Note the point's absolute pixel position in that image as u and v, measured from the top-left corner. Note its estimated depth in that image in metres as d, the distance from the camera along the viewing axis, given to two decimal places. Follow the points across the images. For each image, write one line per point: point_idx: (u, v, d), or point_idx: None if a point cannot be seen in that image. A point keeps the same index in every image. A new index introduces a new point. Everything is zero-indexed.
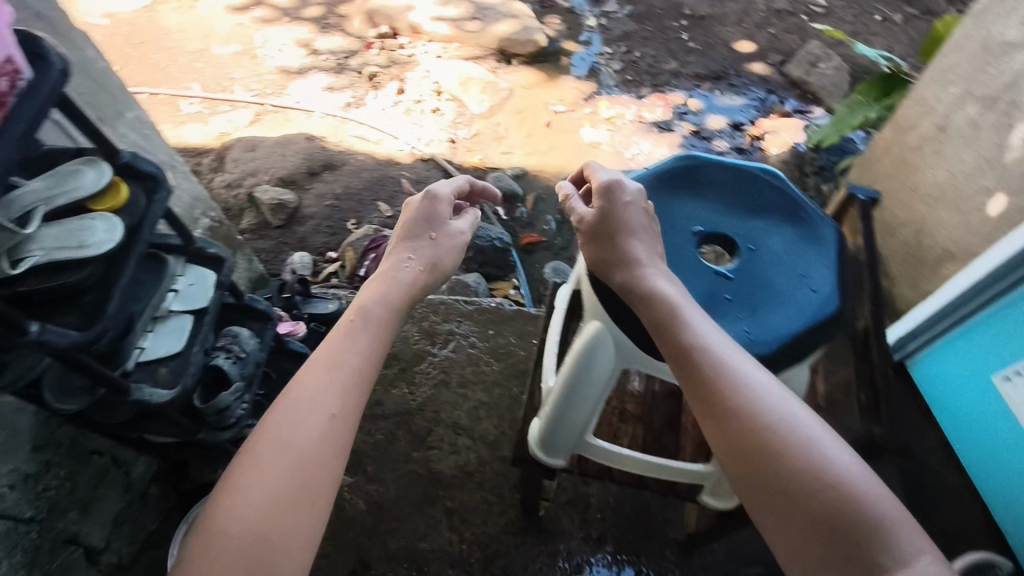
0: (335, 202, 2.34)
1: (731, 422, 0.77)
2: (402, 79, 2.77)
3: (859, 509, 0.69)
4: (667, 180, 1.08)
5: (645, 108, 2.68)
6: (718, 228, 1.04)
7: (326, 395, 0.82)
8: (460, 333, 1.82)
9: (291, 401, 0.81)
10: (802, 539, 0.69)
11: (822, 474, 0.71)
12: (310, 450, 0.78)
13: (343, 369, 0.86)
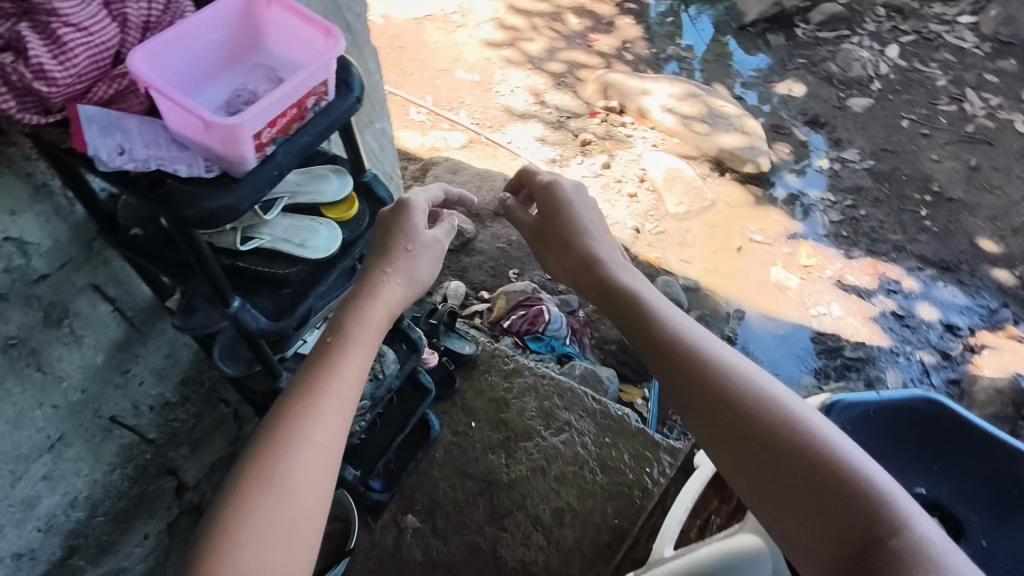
0: (507, 247, 2.41)
1: (722, 402, 0.81)
2: (612, 155, 2.79)
3: (858, 490, 0.72)
4: (883, 428, 1.17)
5: (852, 271, 2.47)
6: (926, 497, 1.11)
7: (313, 433, 0.76)
8: (576, 429, 1.71)
9: (278, 449, 0.74)
10: (802, 515, 0.74)
11: (808, 450, 0.76)
12: (303, 499, 0.73)
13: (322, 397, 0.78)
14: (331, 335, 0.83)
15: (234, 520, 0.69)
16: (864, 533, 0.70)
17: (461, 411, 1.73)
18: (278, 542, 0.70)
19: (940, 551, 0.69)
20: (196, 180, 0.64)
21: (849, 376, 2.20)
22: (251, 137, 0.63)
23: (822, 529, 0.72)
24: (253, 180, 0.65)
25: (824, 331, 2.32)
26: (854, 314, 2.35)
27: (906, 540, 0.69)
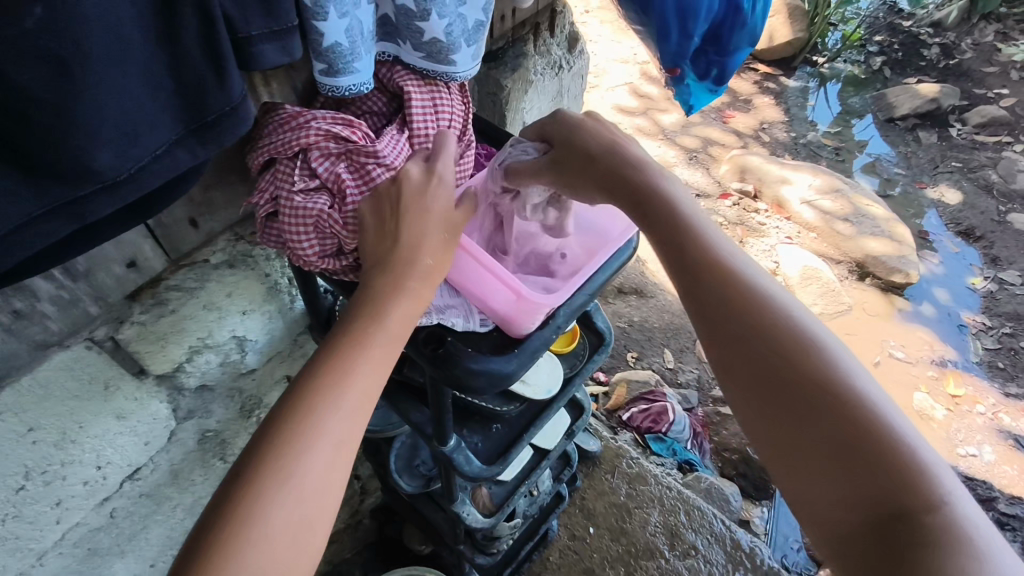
0: (627, 327, 2.33)
1: (744, 321, 0.55)
2: (742, 241, 2.66)
3: (893, 441, 0.47)
4: None
5: (1008, 410, 2.24)
6: None
7: (321, 425, 0.49)
8: (703, 555, 1.56)
9: (281, 451, 0.47)
10: (809, 462, 0.49)
11: (840, 396, 0.50)
12: (310, 529, 0.46)
13: (337, 372, 0.51)
14: (364, 314, 0.55)
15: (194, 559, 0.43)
16: (897, 501, 0.45)
17: (579, 513, 1.62)
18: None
19: (1004, 548, 0.43)
20: (471, 335, 0.63)
21: (1000, 536, 1.92)
22: (543, 310, 0.61)
23: (843, 494, 0.47)
24: (531, 344, 0.61)
25: (973, 475, 2.06)
26: (1009, 462, 2.09)
27: (953, 520, 0.43)
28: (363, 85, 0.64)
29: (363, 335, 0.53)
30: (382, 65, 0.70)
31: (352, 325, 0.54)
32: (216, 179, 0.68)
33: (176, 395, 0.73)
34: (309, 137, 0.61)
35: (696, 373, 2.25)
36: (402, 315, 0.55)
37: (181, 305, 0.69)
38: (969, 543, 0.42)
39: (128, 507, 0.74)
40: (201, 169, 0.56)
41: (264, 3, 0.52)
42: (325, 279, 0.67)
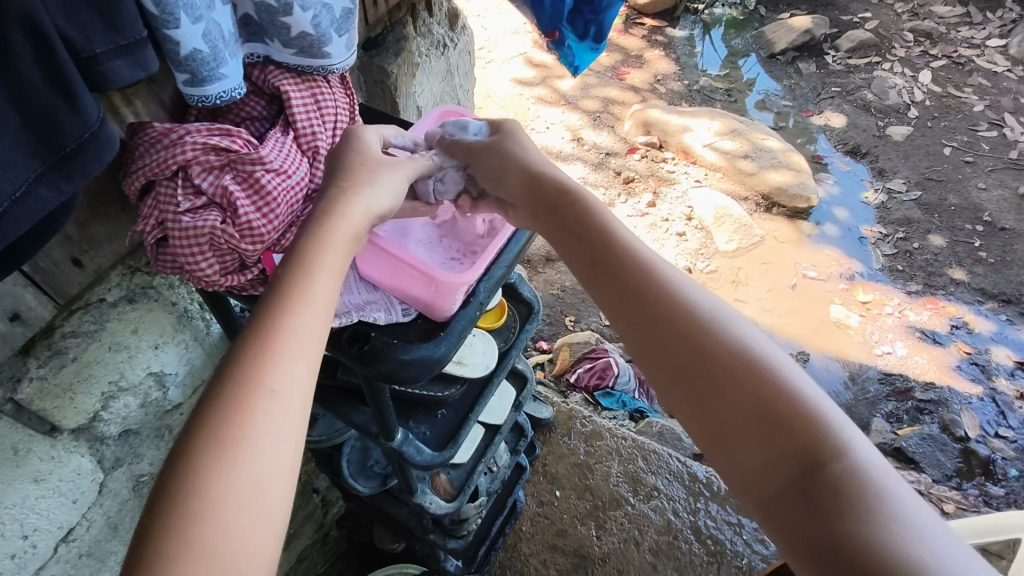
0: (560, 294, 2.37)
1: (657, 309, 0.59)
2: (657, 192, 2.76)
3: (799, 399, 0.51)
4: None
5: (912, 307, 2.43)
6: None
7: (269, 402, 0.47)
8: (665, 493, 1.65)
9: (231, 410, 0.46)
10: (735, 429, 0.51)
11: (750, 364, 0.54)
12: (269, 491, 0.45)
13: (277, 348, 0.50)
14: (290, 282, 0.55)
15: (154, 525, 0.41)
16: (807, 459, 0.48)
17: (543, 479, 1.65)
18: (223, 563, 0.41)
19: (904, 487, 0.47)
20: (395, 327, 0.63)
21: (921, 420, 2.11)
22: (462, 287, 0.62)
23: (766, 456, 0.49)
24: (457, 325, 0.62)
25: (890, 370, 2.25)
26: (919, 353, 2.29)
27: (859, 467, 0.47)
28: (234, 90, 0.62)
29: (291, 301, 0.53)
30: (253, 66, 0.67)
31: (280, 293, 0.54)
32: (93, 212, 0.64)
33: (97, 446, 0.70)
34: (186, 153, 0.58)
35: None
36: (326, 288, 0.56)
37: (83, 352, 0.65)
38: (875, 488, 0.45)
39: (68, 571, 0.70)
40: (72, 206, 0.53)
41: (104, 17, 0.49)
42: (235, 296, 0.65)
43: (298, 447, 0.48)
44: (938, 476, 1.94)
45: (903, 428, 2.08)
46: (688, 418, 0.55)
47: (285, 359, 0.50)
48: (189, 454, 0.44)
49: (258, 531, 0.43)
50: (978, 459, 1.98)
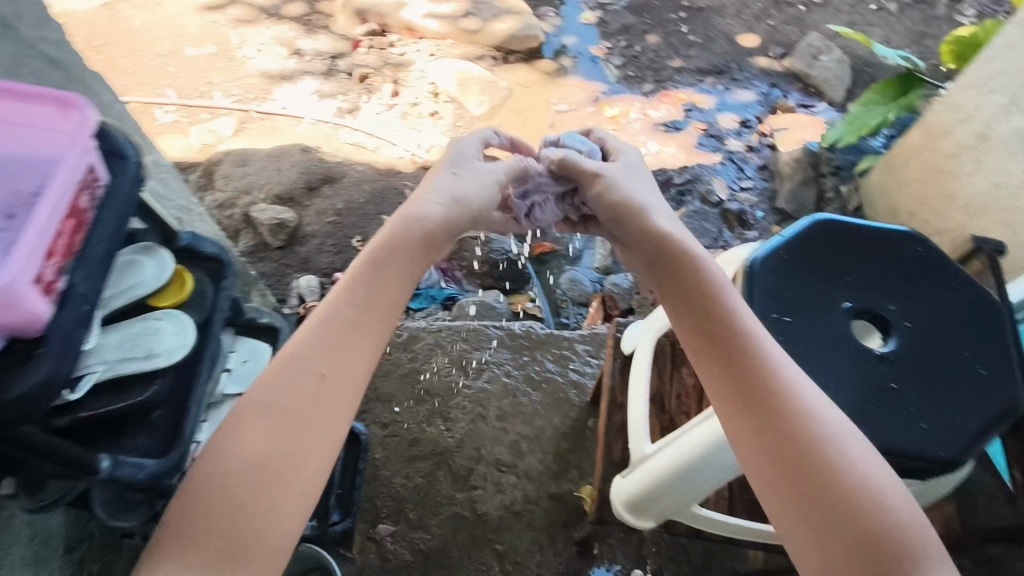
0: (337, 219, 2.23)
1: (742, 369, 0.75)
2: (397, 80, 2.67)
3: (856, 474, 0.67)
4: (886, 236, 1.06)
5: (651, 106, 2.63)
6: (910, 272, 1.04)
7: (249, 434, 0.70)
8: (493, 362, 1.72)
9: (240, 459, 0.69)
10: (798, 490, 0.67)
11: (837, 443, 0.69)
12: (271, 514, 0.67)
13: (284, 412, 0.72)
14: (325, 360, 0.75)
15: (197, 524, 0.65)
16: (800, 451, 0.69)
17: (380, 403, 1.65)
18: (246, 544, 0.65)
19: (936, 546, 0.64)
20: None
21: (685, 201, 2.38)
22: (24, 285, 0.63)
23: (824, 519, 0.65)
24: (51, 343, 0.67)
25: (651, 170, 2.46)
26: (667, 144, 2.52)
27: (912, 540, 0.63)
28: None
29: (324, 377, 0.74)
30: None
31: (307, 377, 0.74)
32: None
33: None
34: None
35: None
36: (353, 367, 0.76)
37: None
38: (922, 556, 0.62)
39: None
40: None
41: None
42: None
43: (298, 489, 0.69)
44: (709, 243, 2.24)
45: (674, 214, 2.34)
46: (761, 469, 0.70)
47: (261, 407, 0.72)
48: (185, 483, 0.69)
49: (282, 514, 0.68)
50: (733, 215, 2.30)
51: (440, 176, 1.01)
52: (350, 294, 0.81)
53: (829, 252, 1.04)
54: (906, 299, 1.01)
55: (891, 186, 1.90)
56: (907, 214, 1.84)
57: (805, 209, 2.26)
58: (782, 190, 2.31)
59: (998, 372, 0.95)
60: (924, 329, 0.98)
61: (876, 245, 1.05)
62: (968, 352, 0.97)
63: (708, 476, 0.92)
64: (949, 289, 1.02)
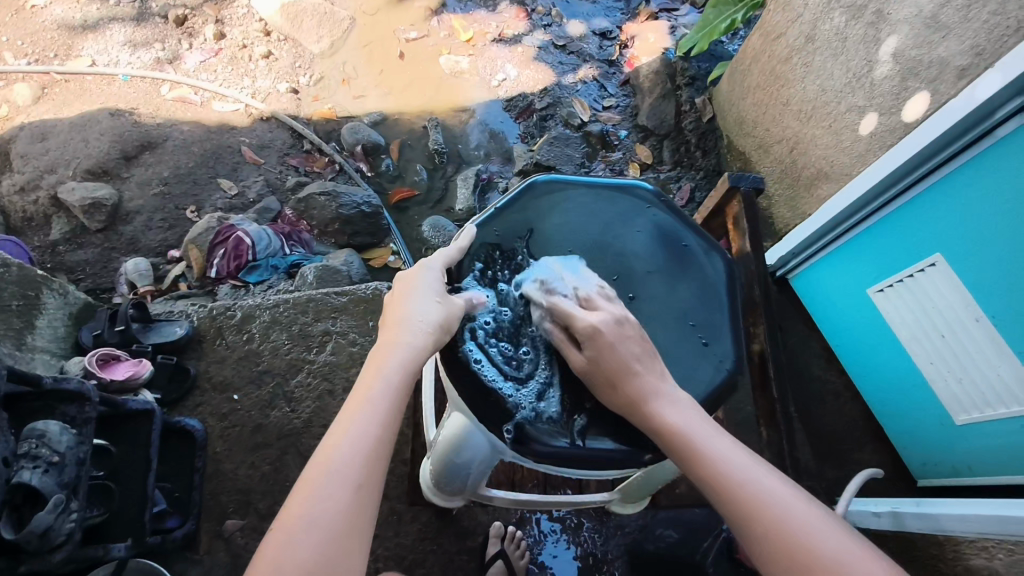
0: (164, 189, 2.02)
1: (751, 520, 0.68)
2: (220, 20, 2.38)
3: None
4: (603, 203, 0.97)
5: (507, 24, 2.46)
6: (628, 238, 0.94)
7: (298, 551, 0.64)
8: (338, 332, 1.62)
9: (319, 549, 0.64)
10: None
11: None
12: None
13: (331, 520, 0.66)
14: (370, 455, 0.70)
15: None
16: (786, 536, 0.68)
17: (216, 392, 1.53)
18: None
19: None
20: None
21: (548, 127, 2.27)
22: None
23: None
24: None
25: (510, 96, 2.33)
26: (526, 67, 2.37)
27: None
28: None
29: (365, 473, 0.68)
30: None
31: (359, 472, 0.68)
32: None
33: None
34: None
35: (261, 179, 2.10)
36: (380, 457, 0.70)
37: None
38: None
39: None
40: None
41: None
42: None
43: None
44: (571, 170, 2.14)
45: (535, 142, 2.24)
46: None
47: (308, 520, 0.65)
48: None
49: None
50: (595, 136, 2.21)
51: (426, 299, 0.80)
52: (340, 461, 0.68)
53: (551, 221, 0.95)
54: (634, 267, 0.93)
55: (738, 94, 1.93)
56: (752, 124, 1.87)
57: (665, 124, 2.17)
58: (643, 106, 2.22)
59: (723, 339, 0.88)
60: (650, 298, 0.91)
61: (604, 207, 0.96)
62: (688, 314, 0.90)
63: (467, 476, 0.89)
64: (667, 246, 0.94)
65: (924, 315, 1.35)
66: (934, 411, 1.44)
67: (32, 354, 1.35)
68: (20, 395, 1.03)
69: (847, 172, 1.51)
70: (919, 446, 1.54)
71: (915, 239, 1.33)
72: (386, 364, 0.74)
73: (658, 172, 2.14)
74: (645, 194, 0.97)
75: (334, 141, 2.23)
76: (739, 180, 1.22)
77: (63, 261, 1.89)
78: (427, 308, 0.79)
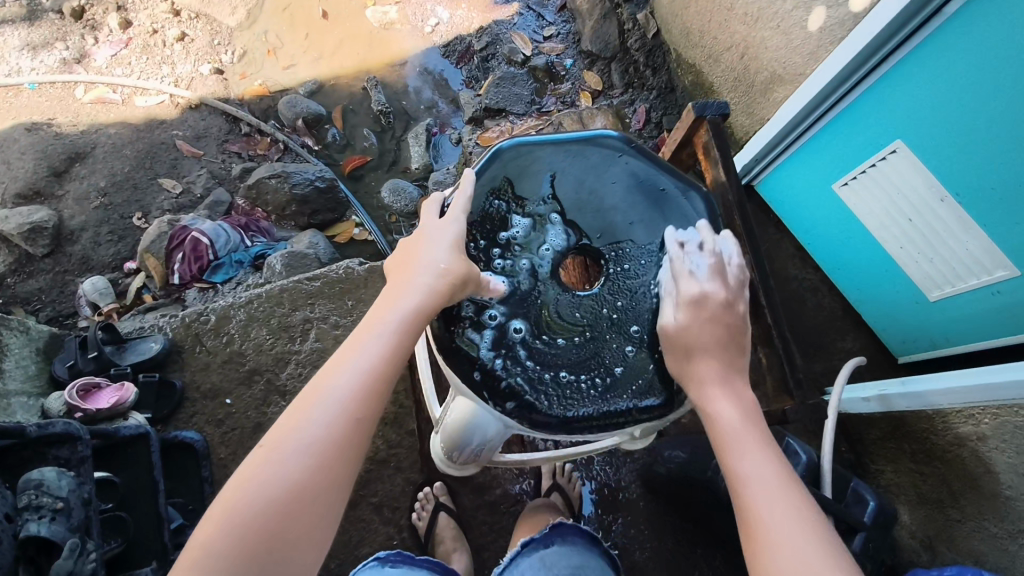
0: (105, 200, 1.92)
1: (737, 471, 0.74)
2: (123, 6, 2.19)
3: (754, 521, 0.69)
4: (571, 161, 0.93)
5: None
6: (602, 196, 0.93)
7: (281, 472, 0.65)
8: (319, 319, 1.59)
9: (299, 475, 0.65)
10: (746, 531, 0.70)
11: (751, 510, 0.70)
12: (303, 536, 0.65)
13: (325, 447, 0.67)
14: (367, 398, 0.70)
15: (244, 534, 0.62)
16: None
17: (207, 400, 1.51)
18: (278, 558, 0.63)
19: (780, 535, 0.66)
20: None
21: (492, 67, 2.18)
22: None
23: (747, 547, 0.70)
24: None
25: (447, 40, 2.22)
26: (458, 7, 2.25)
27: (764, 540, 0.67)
28: None
29: (358, 415, 0.69)
30: None
31: (353, 411, 0.69)
32: None
33: None
34: None
35: (205, 171, 2.00)
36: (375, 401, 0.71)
37: None
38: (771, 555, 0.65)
39: None
40: None
41: None
42: None
43: (327, 518, 0.67)
44: (522, 109, 2.08)
45: (482, 85, 2.15)
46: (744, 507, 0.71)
47: (302, 444, 0.67)
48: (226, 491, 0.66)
49: (305, 564, 0.65)
50: (542, 70, 2.14)
51: (439, 248, 0.81)
52: (336, 396, 0.69)
53: (524, 185, 0.92)
54: (615, 222, 0.94)
55: (680, 3, 1.87)
56: (699, 33, 1.82)
57: (610, 46, 2.11)
58: (585, 30, 2.14)
59: None
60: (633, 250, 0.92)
61: (575, 161, 0.93)
62: None
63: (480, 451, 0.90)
64: (646, 196, 0.93)
65: (889, 201, 1.36)
66: (909, 293, 1.49)
67: (8, 400, 1.31)
68: (9, 447, 1.01)
69: (800, 72, 1.49)
70: (898, 329, 1.59)
71: (875, 130, 1.33)
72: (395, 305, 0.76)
73: (610, 98, 2.09)
74: (613, 142, 0.93)
75: (273, 118, 2.12)
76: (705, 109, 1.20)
77: (15, 293, 1.80)
78: (437, 252, 0.80)
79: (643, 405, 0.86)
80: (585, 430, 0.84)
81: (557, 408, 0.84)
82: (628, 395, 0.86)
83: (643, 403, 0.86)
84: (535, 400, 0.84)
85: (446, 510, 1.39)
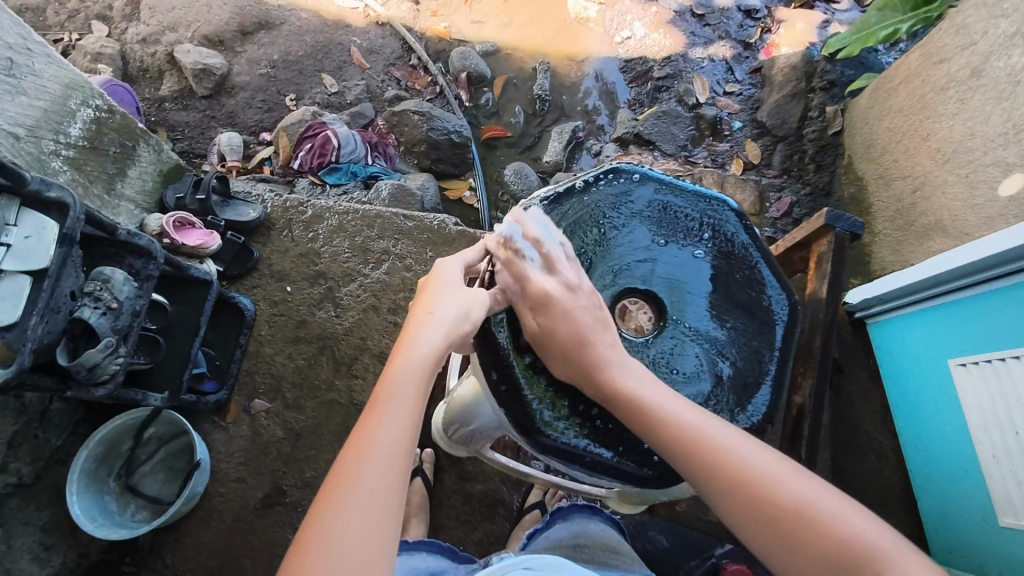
0: (270, 71, 2.06)
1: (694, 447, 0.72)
2: None
3: (764, 489, 0.67)
4: (672, 211, 0.92)
5: None
6: (689, 256, 0.91)
7: (344, 520, 0.59)
8: (397, 254, 1.63)
9: (359, 520, 0.59)
10: (748, 516, 0.67)
11: (747, 479, 0.68)
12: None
13: (361, 527, 0.59)
14: (408, 416, 0.67)
15: None
16: (861, 556, 0.61)
17: (272, 280, 1.60)
18: None
19: (798, 487, 0.67)
20: None
21: (660, 100, 2.14)
22: None
23: (765, 534, 0.66)
24: None
25: (630, 57, 2.21)
26: (655, 30, 2.23)
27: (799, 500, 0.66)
28: None
29: (404, 440, 0.66)
30: None
31: (395, 433, 0.65)
32: None
33: None
34: None
35: (363, 84, 2.10)
36: (414, 420, 0.67)
37: None
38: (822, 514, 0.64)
39: None
40: None
41: None
42: None
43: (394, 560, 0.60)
44: (671, 150, 2.04)
45: (643, 111, 2.13)
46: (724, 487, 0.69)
47: (339, 527, 0.58)
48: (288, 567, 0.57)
49: None
50: (706, 121, 2.08)
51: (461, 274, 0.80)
52: (380, 428, 0.65)
53: (624, 212, 0.92)
54: (692, 284, 0.90)
55: (874, 113, 1.76)
56: (880, 151, 1.71)
57: (785, 125, 2.01)
58: (767, 101, 2.06)
59: (766, 387, 0.87)
60: (693, 316, 0.88)
61: (681, 213, 0.92)
62: (732, 355, 0.88)
63: (475, 437, 0.92)
64: (733, 277, 0.90)
65: (1000, 403, 1.23)
66: (977, 505, 1.33)
67: (119, 202, 1.42)
68: (98, 238, 1.10)
69: (969, 232, 1.38)
70: (950, 534, 1.43)
71: (1015, 324, 1.21)
72: (413, 354, 0.71)
73: (761, 175, 2.01)
74: (719, 214, 0.92)
75: (441, 62, 2.19)
76: (836, 220, 1.10)
77: (166, 118, 1.97)
78: (457, 300, 0.77)
79: (640, 469, 0.82)
80: (572, 462, 0.82)
81: (554, 427, 0.82)
82: (626, 455, 0.83)
83: (638, 465, 0.83)
84: (540, 414, 0.81)
85: (423, 477, 1.40)
